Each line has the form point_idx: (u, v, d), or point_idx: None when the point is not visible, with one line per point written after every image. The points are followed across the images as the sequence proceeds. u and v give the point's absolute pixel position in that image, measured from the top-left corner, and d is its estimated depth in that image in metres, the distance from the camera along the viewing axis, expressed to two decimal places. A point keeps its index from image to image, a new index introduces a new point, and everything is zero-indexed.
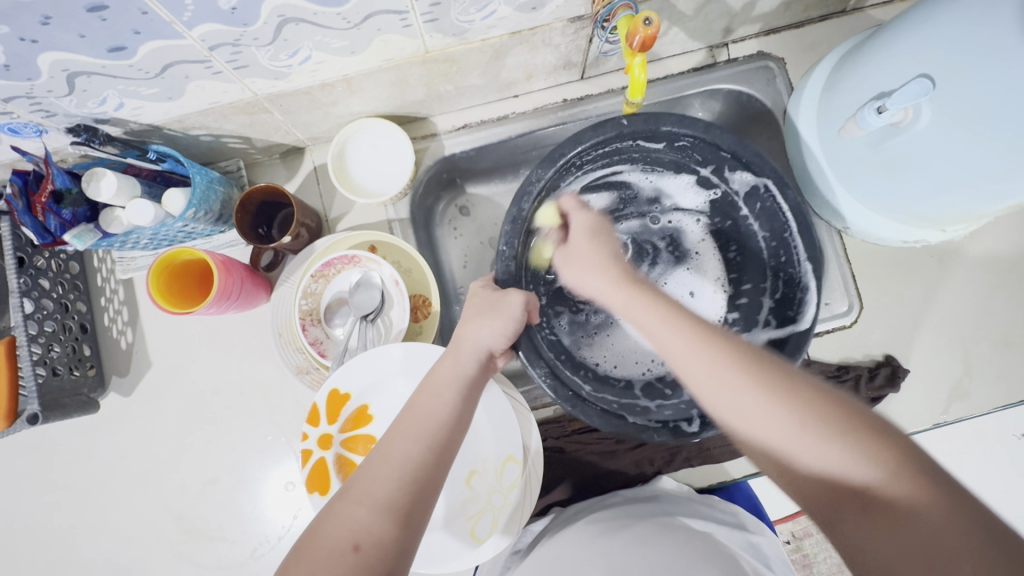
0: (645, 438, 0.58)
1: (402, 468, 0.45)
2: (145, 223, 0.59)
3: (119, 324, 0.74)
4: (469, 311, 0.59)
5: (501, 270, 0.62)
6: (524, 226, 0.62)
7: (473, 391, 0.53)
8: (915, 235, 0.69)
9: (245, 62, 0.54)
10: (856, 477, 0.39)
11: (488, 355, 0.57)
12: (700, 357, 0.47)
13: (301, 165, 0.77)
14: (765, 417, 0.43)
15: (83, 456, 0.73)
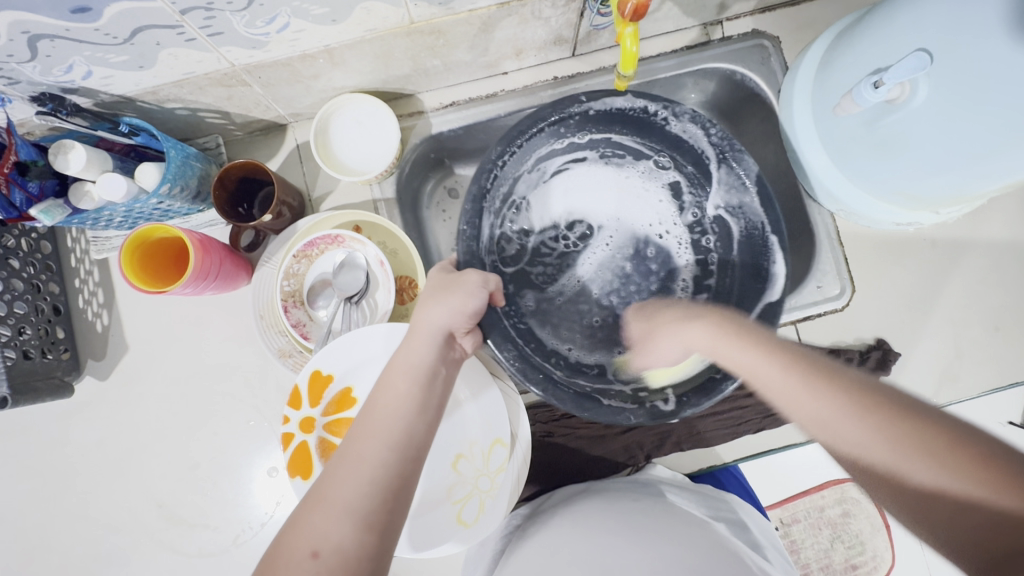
0: (622, 421, 0.56)
1: (364, 471, 0.44)
2: (118, 199, 0.56)
3: (95, 307, 0.72)
4: (427, 292, 0.56)
5: (462, 253, 0.59)
6: (484, 203, 0.59)
7: (433, 382, 0.51)
8: (907, 217, 0.69)
9: (219, 29, 0.51)
10: (956, 474, 0.38)
11: (447, 335, 0.54)
12: (799, 394, 0.45)
13: (284, 143, 0.75)
14: (850, 431, 0.42)
15: (58, 442, 0.71)
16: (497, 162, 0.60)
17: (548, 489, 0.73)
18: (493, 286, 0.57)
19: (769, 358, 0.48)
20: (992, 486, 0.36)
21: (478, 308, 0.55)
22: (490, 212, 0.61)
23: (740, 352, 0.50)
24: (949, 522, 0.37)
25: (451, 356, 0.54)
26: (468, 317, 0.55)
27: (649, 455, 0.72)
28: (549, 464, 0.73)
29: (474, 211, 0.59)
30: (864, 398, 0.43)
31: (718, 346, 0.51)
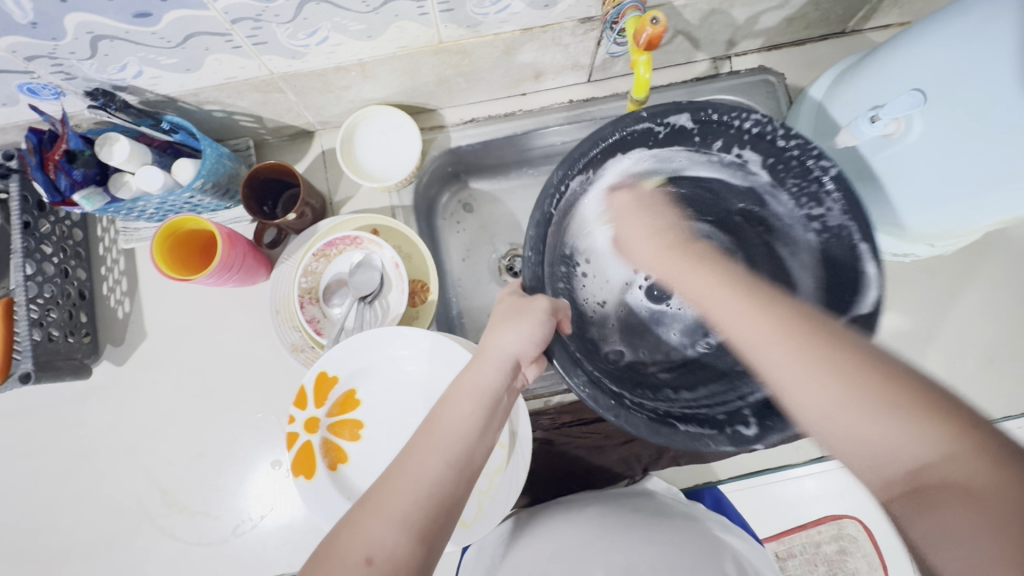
0: (700, 449, 0.52)
1: (426, 482, 0.45)
2: (153, 189, 0.60)
3: (118, 294, 0.75)
4: (496, 318, 0.56)
5: (529, 276, 0.58)
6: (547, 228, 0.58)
7: (498, 407, 0.52)
8: (904, 248, 0.71)
9: (264, 39, 0.55)
10: (895, 416, 0.40)
11: (515, 363, 0.55)
12: (768, 344, 0.49)
13: (310, 149, 0.79)
14: (796, 376, 0.46)
15: (70, 424, 0.72)
16: (560, 185, 0.58)
17: (546, 497, 0.74)
18: (557, 311, 0.57)
19: (716, 290, 0.56)
20: (933, 435, 0.38)
21: (546, 335, 0.55)
22: (554, 236, 0.61)
23: (692, 276, 0.61)
24: (878, 466, 0.40)
25: (514, 385, 0.55)
26: (537, 347, 0.55)
27: (646, 467, 0.74)
28: (547, 472, 0.74)
29: (535, 233, 0.57)
30: (800, 334, 0.48)
31: (704, 284, 0.58)
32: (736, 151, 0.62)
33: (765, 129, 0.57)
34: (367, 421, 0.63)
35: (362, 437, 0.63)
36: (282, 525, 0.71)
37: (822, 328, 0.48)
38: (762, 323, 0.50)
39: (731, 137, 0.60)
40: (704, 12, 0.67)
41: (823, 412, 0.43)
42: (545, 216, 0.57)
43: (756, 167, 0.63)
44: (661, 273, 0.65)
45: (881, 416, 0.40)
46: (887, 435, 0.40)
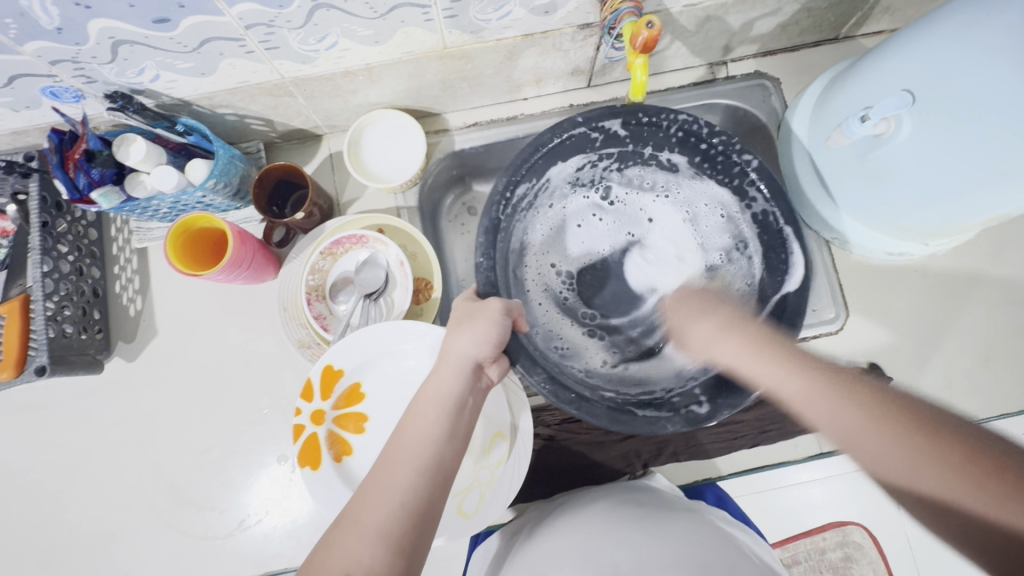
0: (657, 431, 0.59)
1: (399, 488, 0.45)
2: (168, 189, 0.62)
3: (130, 292, 0.77)
4: (454, 321, 0.57)
5: (483, 282, 0.62)
6: (496, 233, 0.63)
7: (465, 405, 0.52)
8: (898, 247, 0.73)
9: (276, 44, 0.58)
10: (919, 471, 0.43)
11: (477, 365, 0.55)
12: (825, 405, 0.49)
13: (317, 152, 0.81)
14: (866, 442, 0.45)
15: (80, 418, 0.74)
16: (505, 192, 0.63)
17: (547, 493, 0.75)
18: (515, 309, 0.59)
19: (763, 364, 0.54)
20: (992, 503, 0.39)
21: (502, 336, 0.56)
22: (506, 241, 0.65)
23: (726, 352, 0.57)
24: (938, 508, 0.42)
25: (481, 386, 0.55)
26: (494, 344, 0.56)
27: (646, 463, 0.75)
28: (548, 467, 0.75)
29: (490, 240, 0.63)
30: (868, 398, 0.47)
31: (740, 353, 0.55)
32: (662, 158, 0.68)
33: (691, 128, 0.63)
34: (372, 414, 0.65)
35: (366, 430, 0.65)
36: (286, 519, 0.72)
37: (841, 380, 0.50)
38: (754, 361, 0.55)
39: (657, 145, 0.66)
40: (699, 18, 0.69)
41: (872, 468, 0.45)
42: (498, 223, 0.63)
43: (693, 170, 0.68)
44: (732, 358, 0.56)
45: (922, 471, 0.42)
46: (922, 482, 0.42)
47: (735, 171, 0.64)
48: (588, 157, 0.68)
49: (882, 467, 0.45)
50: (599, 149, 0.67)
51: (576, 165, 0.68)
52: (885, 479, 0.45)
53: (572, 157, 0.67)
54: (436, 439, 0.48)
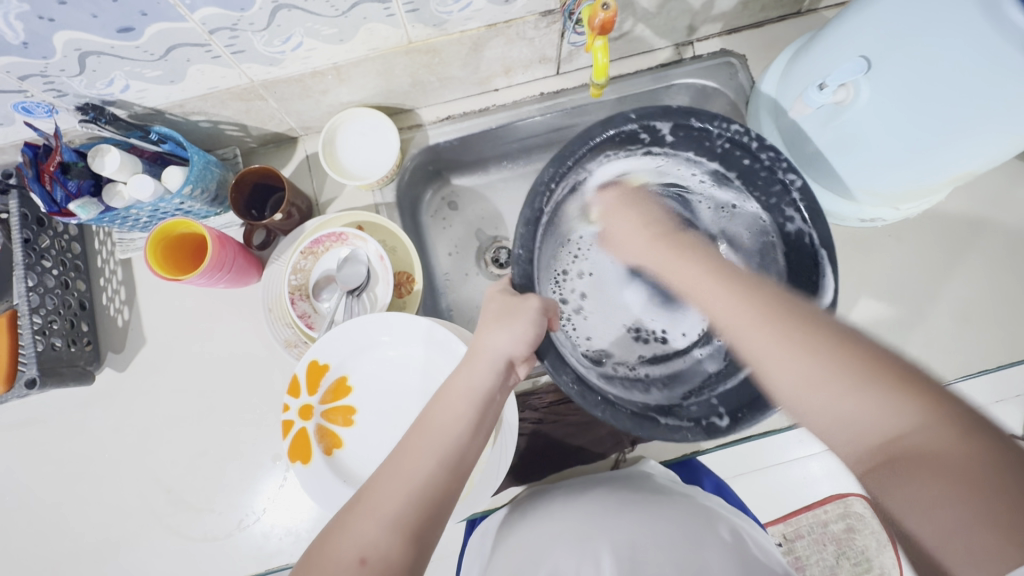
0: (676, 439, 0.56)
1: (416, 477, 0.46)
2: (145, 198, 0.63)
3: (117, 303, 0.78)
4: (495, 312, 0.57)
5: (518, 275, 0.60)
6: (538, 226, 0.59)
7: (488, 403, 0.53)
8: (871, 213, 0.74)
9: (242, 47, 0.59)
10: (828, 387, 0.42)
11: (506, 363, 0.55)
12: (749, 319, 0.50)
13: (294, 155, 0.82)
14: (799, 372, 0.45)
15: (75, 430, 0.75)
16: (550, 183, 0.60)
17: (539, 477, 0.76)
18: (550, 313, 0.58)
19: (686, 270, 0.59)
20: (906, 409, 0.38)
21: (538, 339, 0.57)
22: (543, 235, 0.62)
23: (671, 263, 0.61)
24: (866, 447, 0.39)
25: (508, 383, 0.56)
26: (526, 348, 0.56)
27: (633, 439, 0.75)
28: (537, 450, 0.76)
29: (535, 243, 0.60)
30: (786, 324, 0.48)
31: (704, 277, 0.57)
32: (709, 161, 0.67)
33: (740, 140, 0.61)
34: (359, 407, 0.65)
35: (355, 423, 0.65)
36: (283, 517, 0.73)
37: (791, 319, 0.48)
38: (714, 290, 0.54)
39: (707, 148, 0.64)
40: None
41: (796, 388, 0.45)
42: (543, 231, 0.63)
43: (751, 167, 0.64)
44: (656, 263, 0.63)
45: (845, 389, 0.41)
46: (860, 416, 0.40)
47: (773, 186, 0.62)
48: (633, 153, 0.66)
49: (836, 427, 0.42)
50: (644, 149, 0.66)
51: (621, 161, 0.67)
52: (825, 425, 0.42)
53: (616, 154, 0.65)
54: (456, 438, 0.49)
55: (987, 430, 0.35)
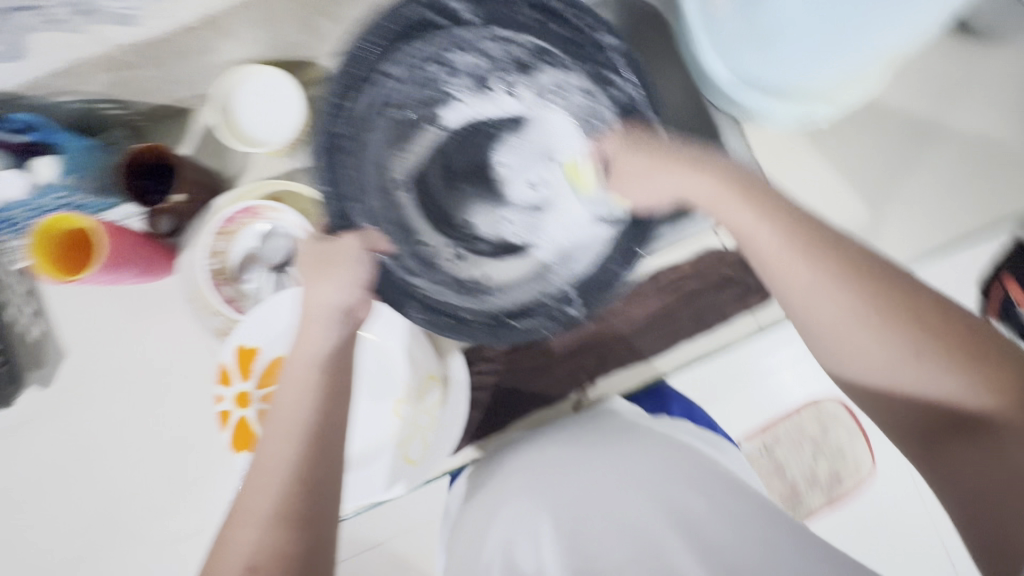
0: (533, 339, 0.59)
1: (299, 441, 0.51)
2: (14, 193, 0.59)
3: (27, 316, 0.71)
4: (312, 255, 0.58)
5: (331, 218, 0.59)
6: (337, 152, 0.58)
7: (340, 353, 0.56)
8: (806, 111, 0.68)
9: (86, 7, 0.51)
10: (880, 344, 0.48)
11: (342, 313, 0.57)
12: (826, 300, 0.49)
13: (190, 125, 0.72)
14: (861, 344, 0.49)
15: (12, 454, 0.71)
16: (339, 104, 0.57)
17: None
18: (365, 246, 0.58)
19: (748, 210, 0.53)
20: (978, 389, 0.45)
21: (368, 280, 0.57)
22: (354, 164, 0.59)
23: (668, 177, 0.56)
24: (925, 411, 0.48)
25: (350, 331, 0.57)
26: (356, 293, 0.57)
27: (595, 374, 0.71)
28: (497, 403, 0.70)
29: (343, 176, 0.58)
30: (894, 311, 0.48)
31: (680, 181, 0.56)
32: (484, 53, 0.60)
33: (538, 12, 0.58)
34: None
35: None
36: None
37: (855, 279, 0.49)
38: (765, 228, 0.52)
39: (436, 55, 0.59)
40: None
41: (826, 329, 0.50)
42: (346, 163, 0.58)
43: (459, 55, 0.60)
44: (701, 195, 0.55)
45: (887, 353, 0.48)
46: (929, 386, 0.47)
47: (561, 59, 0.60)
48: (414, 68, 0.59)
49: (873, 381, 0.49)
50: (417, 62, 0.59)
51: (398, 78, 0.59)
52: (874, 390, 0.50)
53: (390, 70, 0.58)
54: (317, 400, 0.53)
55: (968, 333, 0.47)
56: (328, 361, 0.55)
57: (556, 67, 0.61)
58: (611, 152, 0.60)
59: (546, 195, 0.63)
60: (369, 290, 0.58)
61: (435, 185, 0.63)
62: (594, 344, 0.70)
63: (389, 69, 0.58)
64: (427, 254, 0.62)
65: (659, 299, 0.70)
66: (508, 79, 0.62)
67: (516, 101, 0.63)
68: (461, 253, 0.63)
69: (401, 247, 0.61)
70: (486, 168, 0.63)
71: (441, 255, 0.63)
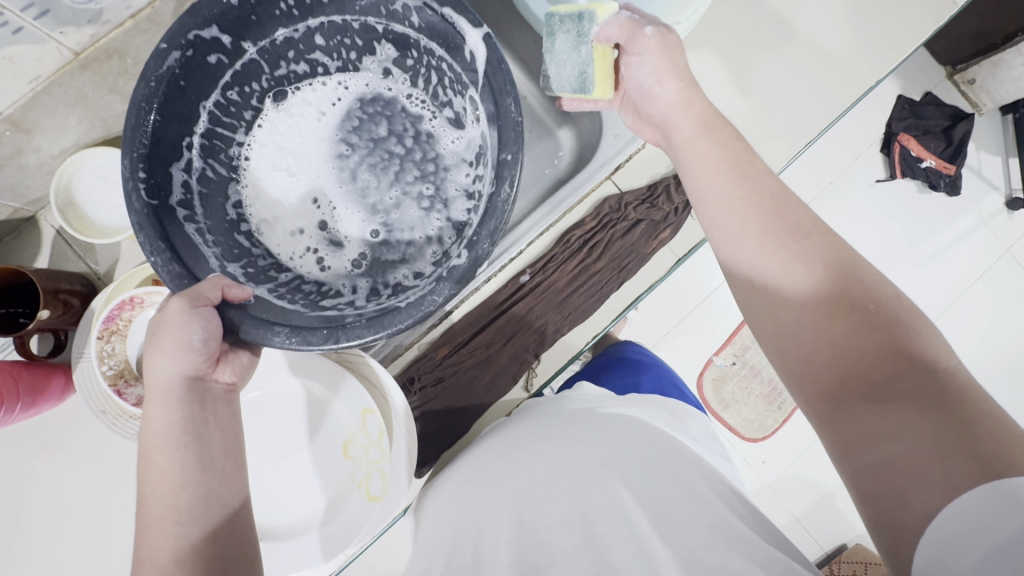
0: (473, 398, 0.56)
1: (169, 522, 0.35)
2: None
3: None
4: (149, 325, 0.38)
5: (172, 285, 0.36)
6: (157, 170, 0.37)
7: (205, 427, 0.38)
8: (853, 68, 0.62)
9: None
10: (902, 402, 0.33)
11: (193, 382, 0.38)
12: (835, 329, 0.36)
13: None
14: (883, 382, 0.34)
15: None
16: (157, 118, 0.37)
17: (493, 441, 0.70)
18: (210, 291, 0.36)
19: (755, 217, 0.41)
20: (925, 438, 0.31)
21: (220, 330, 0.37)
22: (202, 181, 0.40)
23: (684, 114, 0.45)
24: (883, 479, 0.32)
25: (207, 399, 0.38)
26: (202, 350, 0.37)
27: (540, 356, 0.57)
28: (445, 411, 0.55)
29: (245, 244, 0.41)
30: (868, 325, 0.36)
31: (710, 169, 0.43)
32: (308, 26, 0.41)
33: (428, 13, 0.40)
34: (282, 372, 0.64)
35: None
36: None
37: (852, 311, 0.36)
38: (739, 224, 0.41)
39: (273, 60, 0.42)
40: None
41: (842, 358, 0.36)
42: (220, 214, 0.41)
43: (292, 64, 0.43)
44: (689, 130, 0.45)
45: (911, 414, 0.32)
46: (904, 441, 0.32)
47: (397, 14, 0.41)
48: (247, 92, 0.42)
49: (893, 436, 0.32)
50: (267, 78, 0.42)
51: (287, 101, 0.44)
52: (863, 449, 0.33)
53: (220, 99, 0.41)
54: (177, 475, 0.36)
55: (924, 371, 0.33)
56: (188, 426, 0.37)
57: (420, 44, 0.43)
58: (500, 93, 0.39)
59: (484, 131, 0.43)
60: (221, 339, 0.38)
61: (366, 189, 0.46)
62: (526, 323, 0.56)
63: (218, 62, 0.39)
64: (362, 257, 0.44)
65: (639, 262, 0.58)
66: (382, 47, 0.44)
67: (431, 84, 0.45)
68: (416, 235, 0.45)
69: (314, 271, 0.43)
70: (418, 154, 0.46)
71: (392, 225, 0.45)
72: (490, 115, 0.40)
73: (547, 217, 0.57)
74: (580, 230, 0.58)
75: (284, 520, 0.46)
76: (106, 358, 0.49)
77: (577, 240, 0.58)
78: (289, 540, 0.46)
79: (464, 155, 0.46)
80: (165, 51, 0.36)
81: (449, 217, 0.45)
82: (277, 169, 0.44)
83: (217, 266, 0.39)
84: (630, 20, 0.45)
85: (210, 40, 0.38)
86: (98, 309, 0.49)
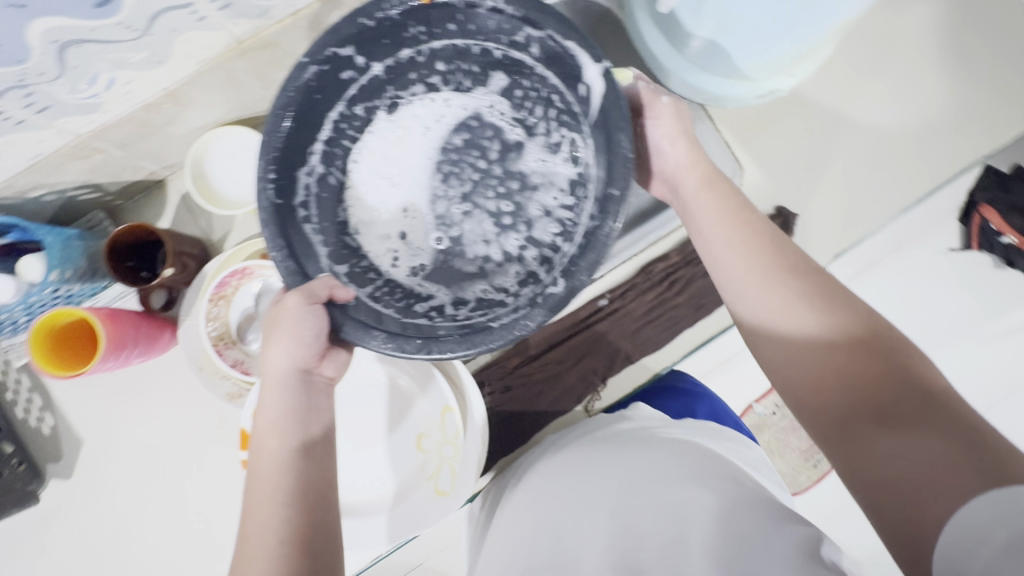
0: (538, 411, 0.57)
1: (273, 505, 0.36)
2: None
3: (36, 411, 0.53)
4: (267, 315, 0.40)
5: (287, 273, 0.39)
6: (285, 171, 0.40)
7: (311, 418, 0.40)
8: (936, 170, 0.65)
9: None
10: (906, 422, 0.32)
11: (302, 374, 0.40)
12: (838, 359, 0.36)
13: None
14: (892, 412, 0.33)
15: None
16: (287, 120, 0.39)
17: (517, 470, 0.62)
18: (320, 290, 0.38)
19: (761, 255, 0.41)
20: (935, 451, 0.30)
21: (328, 326, 0.38)
22: (320, 183, 0.42)
23: (694, 181, 0.46)
24: (894, 498, 0.31)
25: (313, 394, 0.40)
26: (313, 345, 0.39)
27: (606, 380, 0.59)
28: (510, 418, 0.57)
29: (353, 246, 0.43)
30: (865, 350, 0.36)
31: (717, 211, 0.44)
32: (434, 48, 0.43)
33: (551, 46, 0.42)
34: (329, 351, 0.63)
35: None
36: None
37: (842, 336, 0.37)
38: (745, 263, 0.41)
39: (395, 77, 0.44)
40: None
41: (845, 393, 0.35)
42: (332, 215, 0.43)
43: (410, 83, 0.45)
44: (694, 187, 0.45)
45: (918, 433, 0.31)
46: (916, 460, 0.31)
47: (518, 42, 0.42)
48: (370, 109, 0.44)
49: (904, 456, 0.31)
50: (388, 92, 0.44)
51: (398, 112, 0.45)
52: (874, 475, 0.32)
53: (344, 110, 0.43)
54: (282, 463, 0.37)
55: (919, 391, 0.33)
56: (295, 416, 0.39)
57: (535, 73, 0.44)
58: (614, 128, 0.40)
59: (588, 164, 0.43)
60: (330, 337, 0.39)
61: (450, 203, 0.46)
62: (599, 345, 0.58)
63: (350, 77, 0.42)
64: (442, 269, 0.45)
65: (716, 301, 0.59)
66: (498, 76, 0.45)
67: (536, 109, 0.46)
68: (494, 253, 0.45)
69: (403, 275, 0.44)
70: (501, 170, 0.46)
71: (468, 239, 0.45)
72: (601, 148, 0.41)
73: (630, 249, 0.58)
74: (662, 264, 0.59)
75: (358, 498, 0.49)
76: (212, 319, 0.53)
77: (658, 273, 0.59)
78: (359, 518, 0.48)
79: (554, 179, 0.45)
80: (307, 64, 0.38)
81: (532, 240, 0.45)
82: (377, 175, 0.45)
83: (327, 265, 0.41)
84: (647, 88, 0.47)
85: (347, 58, 0.40)
86: (210, 274, 0.53)
